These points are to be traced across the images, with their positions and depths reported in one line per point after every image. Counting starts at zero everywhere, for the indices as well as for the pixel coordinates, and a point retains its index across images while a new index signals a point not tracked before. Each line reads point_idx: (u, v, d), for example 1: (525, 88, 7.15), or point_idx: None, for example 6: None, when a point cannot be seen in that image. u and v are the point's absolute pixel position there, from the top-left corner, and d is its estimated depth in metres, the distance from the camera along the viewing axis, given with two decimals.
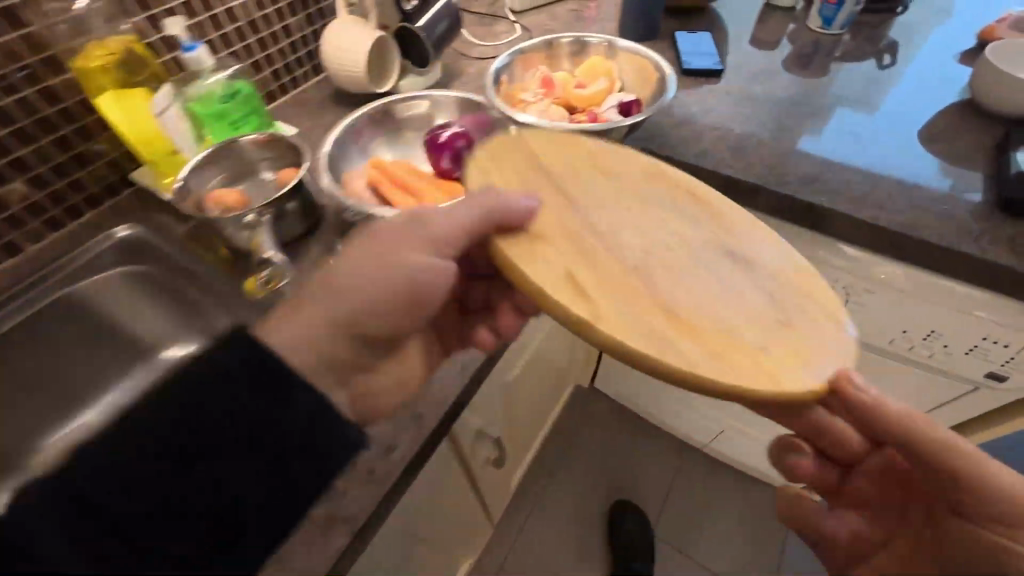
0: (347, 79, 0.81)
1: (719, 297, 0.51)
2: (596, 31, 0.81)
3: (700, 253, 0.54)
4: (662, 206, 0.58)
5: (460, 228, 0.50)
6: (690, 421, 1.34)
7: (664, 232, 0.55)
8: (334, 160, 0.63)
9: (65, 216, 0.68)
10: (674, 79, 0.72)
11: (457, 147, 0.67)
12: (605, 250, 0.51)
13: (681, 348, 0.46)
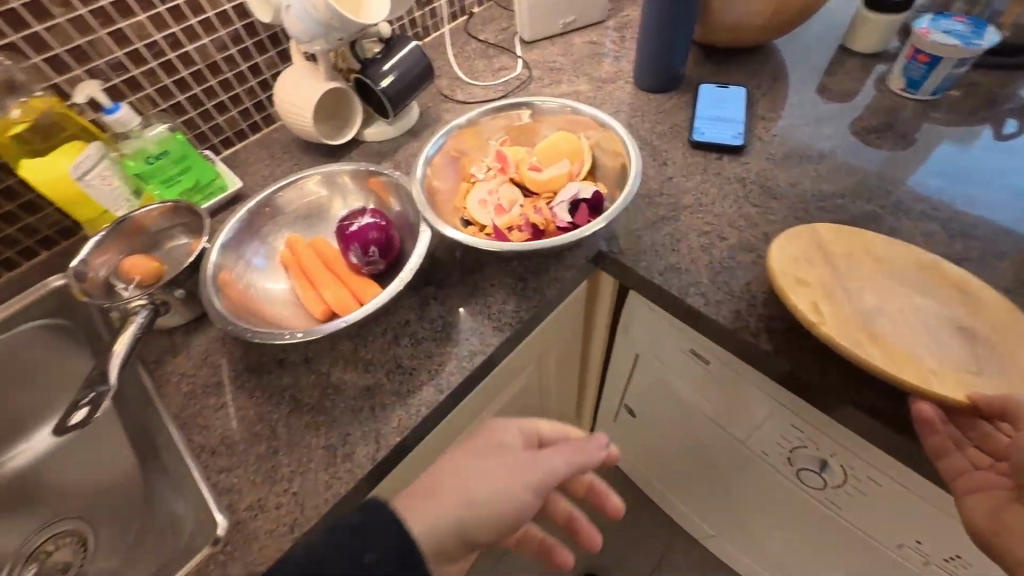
0: (300, 130, 0.75)
1: (941, 346, 0.48)
2: (560, 94, 0.67)
3: (922, 306, 0.52)
4: (905, 270, 0.54)
5: (574, 457, 0.46)
6: (680, 516, 1.18)
7: (916, 303, 0.52)
8: (218, 263, 0.58)
9: (18, 257, 0.71)
10: (641, 173, 0.58)
11: (364, 239, 0.59)
12: (843, 297, 0.51)
13: (943, 381, 0.46)
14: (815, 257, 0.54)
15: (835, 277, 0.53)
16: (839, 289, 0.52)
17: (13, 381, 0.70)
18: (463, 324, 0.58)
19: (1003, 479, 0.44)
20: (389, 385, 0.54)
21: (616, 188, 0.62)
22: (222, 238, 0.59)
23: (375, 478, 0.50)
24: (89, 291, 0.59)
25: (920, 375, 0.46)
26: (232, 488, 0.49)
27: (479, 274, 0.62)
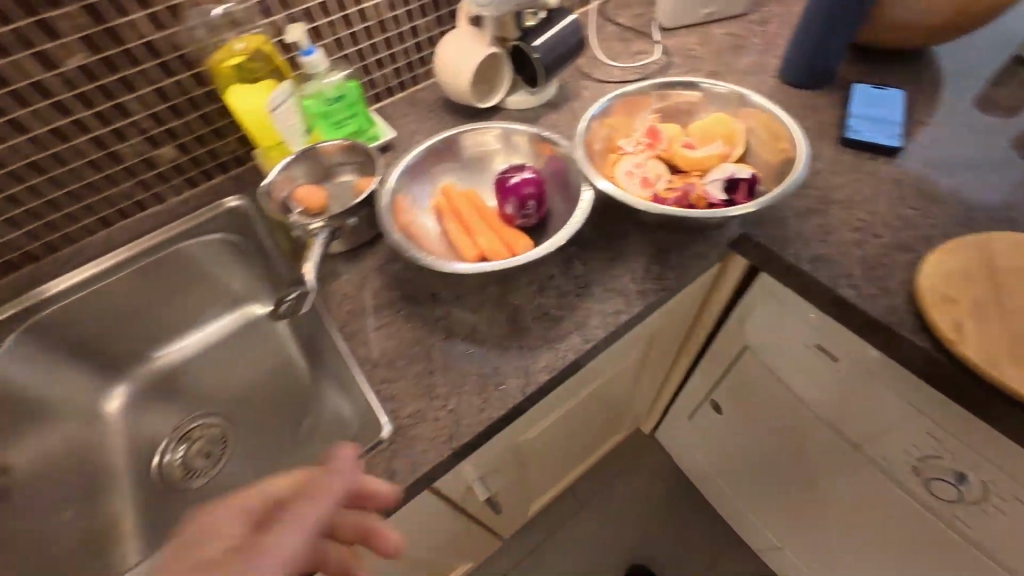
0: (454, 89, 0.80)
1: None
2: (727, 80, 0.68)
3: None
4: None
5: (326, 522, 0.36)
6: (744, 523, 1.17)
7: None
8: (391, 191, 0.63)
9: (200, 177, 0.80)
10: (808, 164, 0.58)
11: (523, 193, 0.62)
12: (1001, 309, 0.51)
13: None
14: (974, 264, 0.54)
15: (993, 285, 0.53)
16: (999, 298, 0.52)
17: (182, 284, 0.79)
18: (606, 284, 0.61)
19: None
20: (536, 329, 0.58)
21: (775, 173, 0.62)
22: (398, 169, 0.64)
23: (521, 410, 0.54)
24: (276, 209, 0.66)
25: None
26: (394, 397, 0.55)
27: (620, 240, 0.64)
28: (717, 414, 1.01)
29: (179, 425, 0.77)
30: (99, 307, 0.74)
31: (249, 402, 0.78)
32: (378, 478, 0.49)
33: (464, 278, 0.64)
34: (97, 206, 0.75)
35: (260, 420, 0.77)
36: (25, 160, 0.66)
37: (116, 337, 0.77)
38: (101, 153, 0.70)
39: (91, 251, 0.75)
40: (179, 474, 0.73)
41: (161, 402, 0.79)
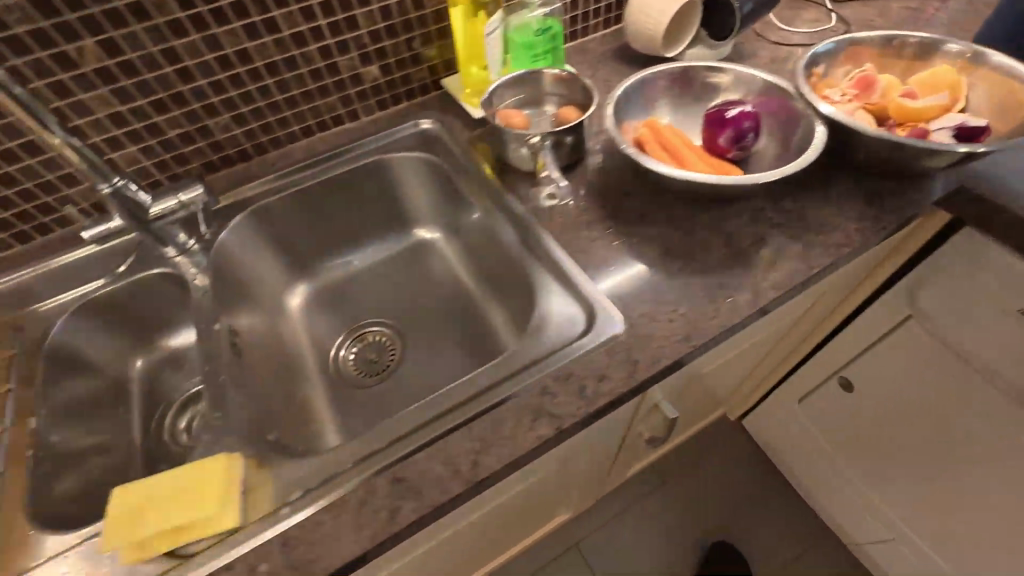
0: (647, 37, 0.82)
1: None
2: (958, 40, 0.67)
3: None
4: None
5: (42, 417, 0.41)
6: (849, 510, 1.15)
7: None
8: (613, 104, 0.65)
9: (391, 100, 0.85)
10: None
11: (742, 126, 0.64)
12: None
13: None
14: None
15: None
16: None
17: (366, 200, 0.83)
18: (822, 219, 0.62)
19: None
20: (757, 253, 0.59)
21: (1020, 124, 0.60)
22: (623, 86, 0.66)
23: (748, 323, 0.55)
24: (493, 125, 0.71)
25: None
26: (624, 298, 0.57)
27: (831, 180, 0.65)
28: (846, 393, 1.00)
29: (354, 327, 0.82)
30: (300, 211, 0.79)
31: (426, 319, 0.83)
32: (622, 365, 0.51)
33: (672, 204, 0.66)
34: (305, 115, 0.80)
35: (435, 332, 0.81)
36: (266, 59, 0.71)
37: (308, 245, 0.83)
38: (323, 62, 0.75)
39: (295, 156, 0.81)
40: (353, 371, 0.78)
41: (337, 307, 0.84)
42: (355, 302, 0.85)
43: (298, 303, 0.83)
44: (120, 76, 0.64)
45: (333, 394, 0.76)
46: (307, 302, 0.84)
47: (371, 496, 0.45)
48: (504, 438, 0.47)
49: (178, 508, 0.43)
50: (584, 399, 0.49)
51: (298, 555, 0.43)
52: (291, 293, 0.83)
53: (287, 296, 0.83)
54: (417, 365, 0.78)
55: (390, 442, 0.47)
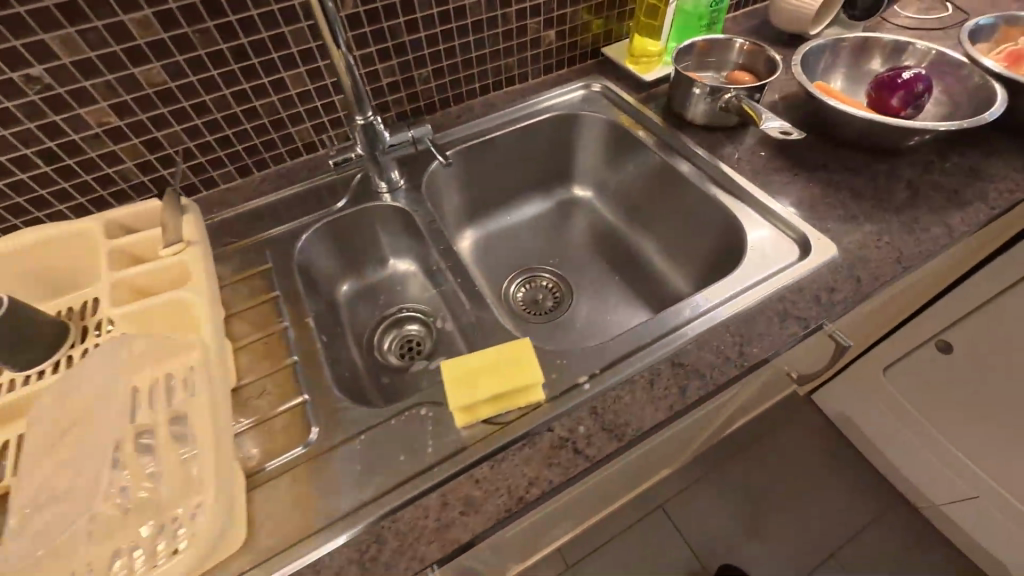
0: (794, 19, 0.90)
1: None
2: None
3: None
4: None
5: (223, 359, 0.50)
6: (935, 475, 1.20)
7: None
8: (798, 59, 0.74)
9: (556, 65, 0.93)
10: None
11: (915, 88, 0.71)
12: None
13: None
14: None
15: None
16: None
17: (533, 154, 0.91)
18: (991, 170, 0.70)
19: None
20: (938, 196, 0.67)
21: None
22: (811, 44, 0.75)
23: (942, 253, 0.63)
24: (678, 84, 0.79)
25: None
26: (828, 230, 0.65)
27: (994, 140, 0.73)
28: (945, 355, 1.05)
29: (520, 268, 0.91)
30: (481, 159, 0.87)
31: (586, 266, 0.91)
32: (845, 279, 0.59)
33: (848, 156, 0.74)
34: (486, 73, 0.88)
35: (598, 278, 0.89)
36: (474, 18, 0.79)
37: (480, 194, 0.91)
38: (515, 25, 0.83)
39: (476, 110, 0.88)
40: (523, 306, 0.86)
41: (503, 253, 0.92)
42: (517, 249, 0.93)
43: (468, 247, 0.91)
44: (365, 23, 0.71)
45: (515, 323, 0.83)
46: (477, 246, 0.92)
47: (657, 377, 0.52)
48: (760, 334, 0.55)
49: (497, 379, 0.50)
50: (822, 306, 0.57)
51: (608, 420, 0.50)
52: (462, 237, 0.91)
53: (458, 240, 0.91)
54: (586, 305, 0.86)
55: (660, 334, 0.55)
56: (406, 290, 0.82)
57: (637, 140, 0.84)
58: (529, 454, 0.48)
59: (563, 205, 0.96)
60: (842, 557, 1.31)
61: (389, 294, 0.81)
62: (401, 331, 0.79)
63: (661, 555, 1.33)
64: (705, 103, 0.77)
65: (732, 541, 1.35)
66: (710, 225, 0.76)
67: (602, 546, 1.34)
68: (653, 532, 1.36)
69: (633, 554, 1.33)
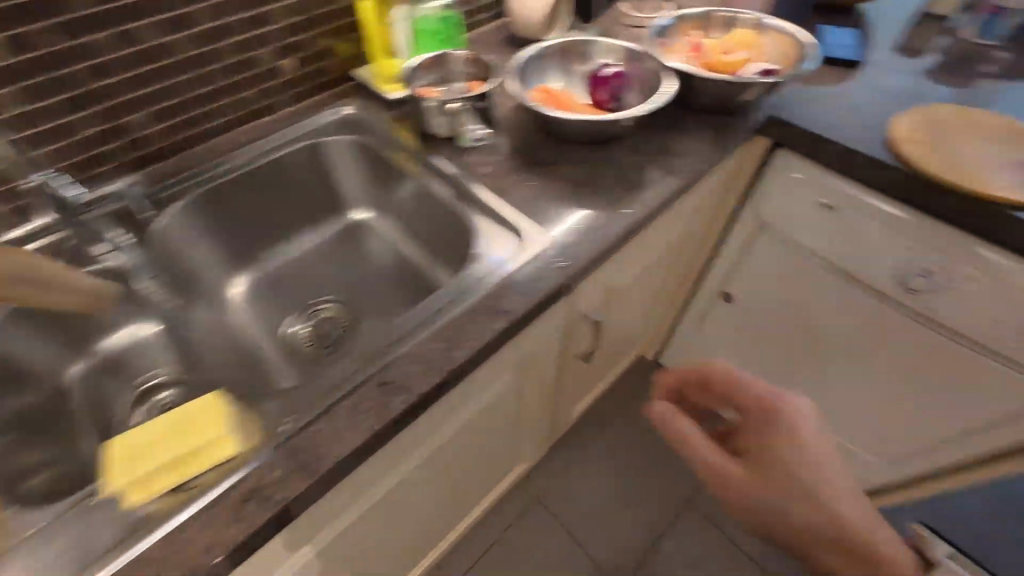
0: (528, 27, 0.97)
1: (1003, 166, 0.74)
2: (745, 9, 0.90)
3: (988, 142, 0.78)
4: (986, 126, 0.80)
5: None
6: None
7: (987, 140, 0.77)
8: (516, 70, 0.78)
9: (309, 91, 0.90)
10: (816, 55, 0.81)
11: (614, 83, 0.80)
12: (940, 144, 0.77)
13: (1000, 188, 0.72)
14: (918, 117, 0.81)
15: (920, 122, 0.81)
16: (938, 138, 0.78)
17: (294, 186, 0.87)
18: (681, 147, 0.80)
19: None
20: (639, 177, 0.76)
21: (804, 39, 0.83)
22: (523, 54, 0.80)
23: (639, 226, 0.70)
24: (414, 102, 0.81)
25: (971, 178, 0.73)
26: (545, 222, 0.70)
27: (687, 121, 0.84)
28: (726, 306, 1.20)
29: (297, 304, 0.86)
30: (229, 200, 0.81)
31: (373, 293, 0.88)
32: (551, 266, 0.64)
33: (572, 150, 0.81)
34: (224, 109, 0.83)
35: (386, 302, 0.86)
36: (183, 53, 0.74)
37: (241, 235, 0.85)
38: (241, 57, 0.80)
39: (219, 148, 0.83)
40: (304, 346, 0.81)
41: (282, 294, 0.86)
42: (299, 287, 0.88)
43: (241, 296, 0.85)
44: (31, 71, 0.64)
45: (295, 367, 0.78)
46: (250, 292, 0.85)
47: (362, 399, 0.52)
48: (468, 334, 0.57)
49: (177, 442, 0.48)
50: (527, 296, 0.61)
51: (305, 457, 0.48)
52: (233, 286, 0.85)
53: (226, 290, 0.84)
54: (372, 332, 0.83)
55: (371, 356, 0.55)
56: (160, 354, 0.75)
57: (393, 160, 0.84)
58: (215, 515, 0.45)
59: (346, 234, 0.93)
60: (698, 501, 1.43)
61: (138, 363, 0.73)
62: (155, 401, 0.71)
63: (541, 547, 1.35)
64: (439, 115, 0.80)
65: (605, 515, 1.41)
66: (457, 232, 0.76)
67: (483, 556, 1.33)
68: (531, 527, 1.38)
69: (513, 555, 1.34)
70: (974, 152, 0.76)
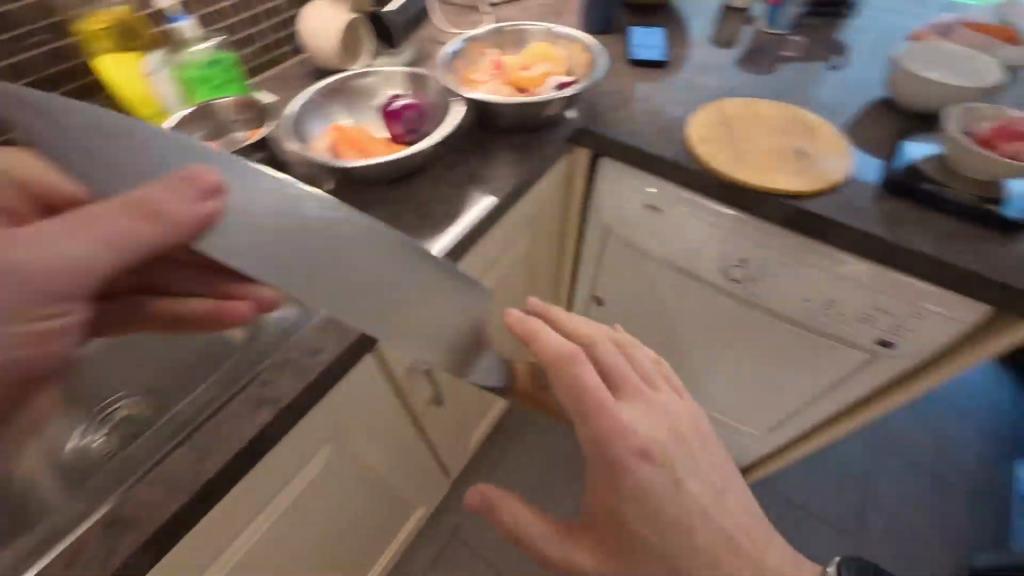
0: (325, 59, 0.90)
1: (783, 158, 0.76)
2: (536, 24, 0.90)
3: (772, 134, 0.80)
4: (771, 118, 0.83)
5: None
6: None
7: (771, 133, 0.80)
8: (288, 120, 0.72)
9: None
10: (604, 56, 0.82)
11: (410, 115, 0.74)
12: (729, 143, 0.79)
13: (781, 179, 0.74)
14: (711, 119, 0.83)
15: (711, 122, 0.82)
16: (727, 137, 0.80)
17: None
18: (486, 174, 0.77)
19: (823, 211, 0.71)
20: (440, 213, 0.72)
21: (585, 42, 0.86)
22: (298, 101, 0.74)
23: None
24: None
25: (758, 172, 0.75)
26: None
27: (491, 144, 0.81)
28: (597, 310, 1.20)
29: (76, 412, 0.72)
30: None
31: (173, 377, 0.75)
32: (332, 336, 0.58)
33: (371, 192, 0.75)
34: None
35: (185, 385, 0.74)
36: None
37: None
38: None
39: None
40: (84, 460, 0.68)
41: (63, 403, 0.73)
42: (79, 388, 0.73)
43: None
44: None
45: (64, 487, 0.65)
46: None
47: (83, 548, 0.45)
48: (225, 437, 0.51)
49: None
50: (298, 377, 0.55)
51: None
52: None
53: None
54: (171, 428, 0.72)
55: (105, 489, 0.47)
56: None
57: None
58: None
59: None
60: None
61: None
62: None
63: None
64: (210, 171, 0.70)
65: None
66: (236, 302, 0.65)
67: None
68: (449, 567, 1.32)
69: None
70: (758, 148, 0.78)
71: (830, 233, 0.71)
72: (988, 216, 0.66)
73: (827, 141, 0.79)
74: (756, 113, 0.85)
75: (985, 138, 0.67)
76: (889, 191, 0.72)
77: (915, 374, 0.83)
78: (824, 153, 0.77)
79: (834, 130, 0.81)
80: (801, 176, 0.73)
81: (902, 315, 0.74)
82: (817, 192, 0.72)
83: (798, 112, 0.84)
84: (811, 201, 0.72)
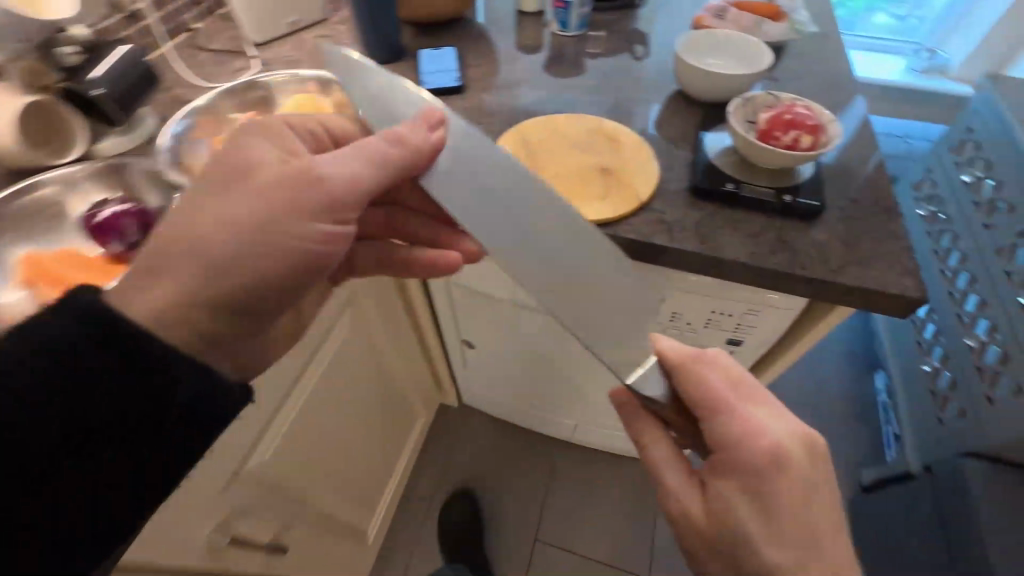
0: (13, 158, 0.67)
1: (590, 179, 0.70)
2: (286, 73, 0.77)
3: (576, 153, 0.74)
4: (574, 135, 0.77)
5: None
6: (550, 421, 1.36)
7: (575, 154, 0.74)
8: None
9: None
10: (368, 96, 0.72)
11: (123, 224, 0.58)
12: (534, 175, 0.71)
13: (591, 205, 0.67)
14: (513, 148, 0.75)
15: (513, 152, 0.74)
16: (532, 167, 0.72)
17: None
18: None
19: (638, 230, 0.65)
20: None
21: (346, 84, 0.74)
22: None
23: None
24: None
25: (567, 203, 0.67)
26: None
27: None
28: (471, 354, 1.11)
29: None
30: None
31: None
32: None
33: None
34: None
35: None
36: None
37: None
38: None
39: None
40: None
41: None
42: None
43: None
44: None
45: None
46: None
47: None
48: None
49: None
50: None
51: None
52: None
53: None
54: None
55: None
56: None
57: None
58: None
59: None
60: (547, 521, 1.44)
61: None
62: None
63: None
64: None
65: None
66: None
67: None
68: None
69: None
70: (563, 173, 0.71)
71: (652, 253, 0.65)
72: (785, 207, 0.65)
73: (632, 150, 0.74)
74: (559, 130, 0.78)
75: (765, 129, 0.66)
76: (697, 196, 0.69)
77: (768, 358, 0.84)
78: (629, 163, 0.72)
79: (638, 137, 0.77)
80: (609, 198, 0.68)
81: (740, 314, 0.73)
82: (626, 212, 0.66)
83: (600, 122, 0.79)
84: (627, 221, 0.66)
